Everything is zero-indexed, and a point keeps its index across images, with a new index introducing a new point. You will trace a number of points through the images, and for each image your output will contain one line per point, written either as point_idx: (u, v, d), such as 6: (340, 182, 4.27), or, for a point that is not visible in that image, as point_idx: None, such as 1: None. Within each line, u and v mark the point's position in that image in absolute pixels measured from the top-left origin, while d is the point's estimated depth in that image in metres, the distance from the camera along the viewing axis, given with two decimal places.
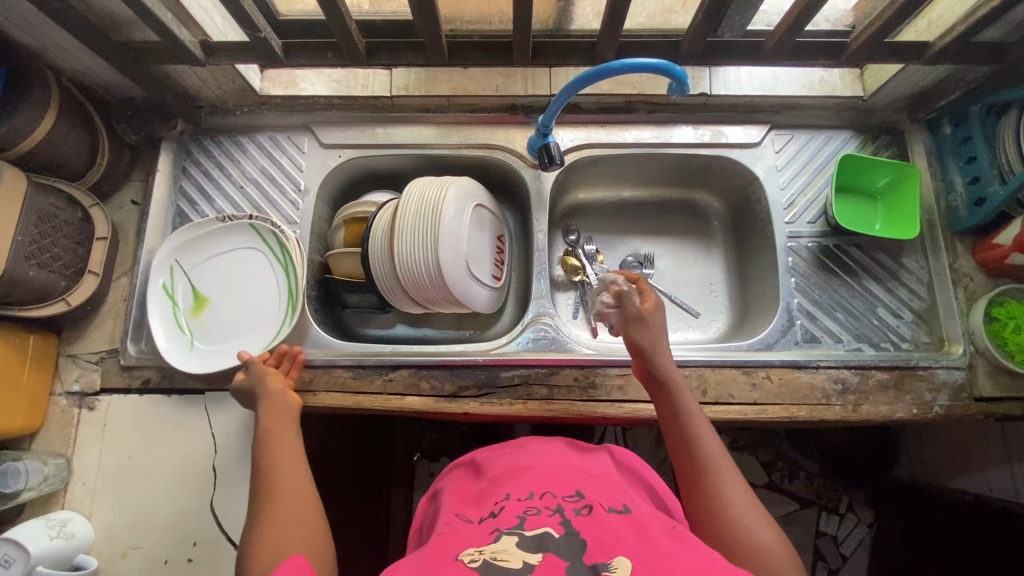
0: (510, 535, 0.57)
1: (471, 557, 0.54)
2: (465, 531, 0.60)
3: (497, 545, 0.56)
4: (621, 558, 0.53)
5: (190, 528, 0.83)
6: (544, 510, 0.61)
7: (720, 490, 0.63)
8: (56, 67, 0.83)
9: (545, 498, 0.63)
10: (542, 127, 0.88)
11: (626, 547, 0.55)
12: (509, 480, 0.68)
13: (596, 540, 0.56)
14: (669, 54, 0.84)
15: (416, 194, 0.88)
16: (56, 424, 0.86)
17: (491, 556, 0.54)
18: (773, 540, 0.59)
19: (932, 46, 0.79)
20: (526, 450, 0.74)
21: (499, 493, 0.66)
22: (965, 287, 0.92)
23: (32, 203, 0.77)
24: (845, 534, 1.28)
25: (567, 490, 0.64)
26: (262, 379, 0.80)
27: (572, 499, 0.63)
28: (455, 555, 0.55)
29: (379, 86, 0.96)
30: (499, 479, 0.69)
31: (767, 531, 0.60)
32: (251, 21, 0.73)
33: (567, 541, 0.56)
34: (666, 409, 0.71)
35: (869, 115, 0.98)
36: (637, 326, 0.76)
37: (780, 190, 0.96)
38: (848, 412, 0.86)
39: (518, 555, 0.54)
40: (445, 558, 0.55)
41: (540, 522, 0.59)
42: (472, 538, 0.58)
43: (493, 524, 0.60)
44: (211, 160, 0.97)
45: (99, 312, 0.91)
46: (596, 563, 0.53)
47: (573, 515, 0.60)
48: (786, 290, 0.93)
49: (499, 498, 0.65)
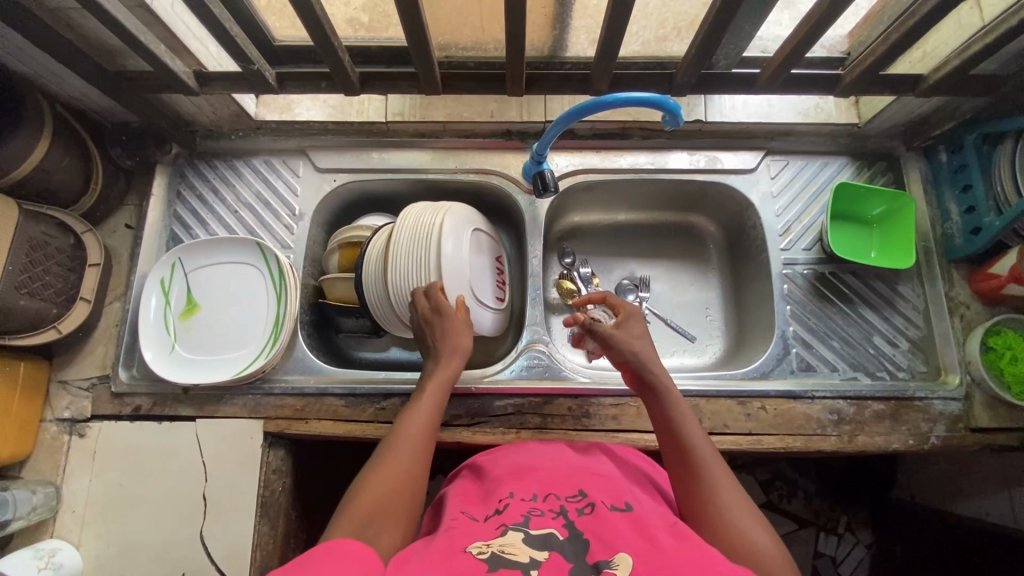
0: (516, 531, 0.56)
1: (479, 549, 0.53)
2: (468, 525, 0.58)
3: (504, 539, 0.55)
4: (622, 554, 0.53)
5: (179, 558, 0.82)
6: (548, 512, 0.59)
7: (713, 489, 0.62)
8: (50, 94, 0.83)
9: (548, 501, 0.61)
10: (537, 155, 0.88)
11: (630, 545, 0.54)
12: (511, 479, 0.66)
13: (599, 539, 0.55)
14: (662, 86, 0.84)
15: (410, 221, 0.88)
16: (46, 451, 0.85)
17: (499, 549, 0.53)
18: (767, 543, 0.57)
19: (926, 79, 0.79)
20: (528, 452, 0.72)
21: (504, 491, 0.63)
22: (961, 316, 0.91)
23: (23, 232, 0.77)
24: (845, 555, 1.26)
25: (569, 490, 0.63)
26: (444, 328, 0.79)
27: (574, 499, 0.62)
28: (463, 548, 0.54)
29: (374, 111, 0.97)
30: (501, 477, 0.67)
31: (763, 534, 0.58)
32: (244, 54, 0.73)
33: (571, 543, 0.55)
34: (657, 413, 0.71)
35: (865, 141, 0.98)
36: (616, 345, 0.78)
37: (775, 217, 0.96)
38: (843, 442, 0.85)
39: (525, 550, 0.53)
40: (453, 549, 0.53)
41: (544, 523, 0.57)
42: (476, 532, 0.57)
43: (498, 520, 0.58)
44: (206, 184, 0.97)
45: (90, 337, 0.91)
46: (599, 562, 0.53)
47: (576, 515, 0.59)
48: (781, 318, 0.93)
49: (504, 496, 0.63)
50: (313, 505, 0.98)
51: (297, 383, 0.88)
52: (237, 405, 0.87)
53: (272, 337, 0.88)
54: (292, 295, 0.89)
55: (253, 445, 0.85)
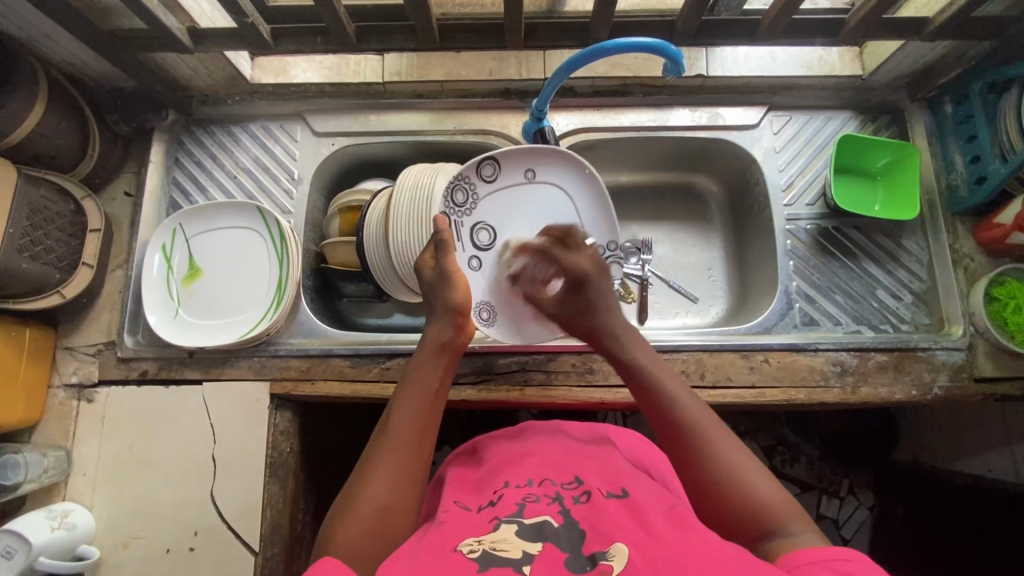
0: (510, 524, 0.57)
1: (470, 548, 0.54)
2: (464, 519, 0.60)
3: (495, 535, 0.55)
4: (619, 545, 0.52)
5: (191, 517, 0.83)
6: (543, 498, 0.62)
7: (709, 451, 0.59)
8: (44, 57, 0.82)
9: (543, 486, 0.64)
10: (536, 112, 0.87)
11: (623, 533, 0.54)
12: (508, 469, 0.69)
13: (595, 528, 0.56)
14: (662, 35, 0.82)
15: (410, 180, 0.86)
16: (55, 416, 0.86)
17: (490, 545, 0.54)
18: (769, 492, 0.56)
19: (932, 22, 0.77)
20: (524, 437, 0.76)
21: (498, 483, 0.67)
22: (965, 268, 0.91)
23: (23, 195, 0.76)
24: (846, 516, 1.28)
25: (565, 478, 0.65)
26: (435, 287, 0.74)
27: (571, 486, 0.63)
28: (453, 546, 0.54)
29: (370, 72, 0.95)
30: (498, 469, 0.70)
31: (768, 485, 0.57)
32: (238, 6, 0.72)
33: (566, 531, 0.56)
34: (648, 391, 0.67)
35: (869, 94, 0.97)
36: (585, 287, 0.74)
37: (779, 172, 0.95)
38: (847, 394, 0.85)
39: (517, 545, 0.54)
40: (443, 548, 0.53)
41: (538, 512, 0.59)
42: (471, 526, 0.58)
43: (492, 514, 0.60)
44: (203, 150, 0.96)
45: (94, 304, 0.91)
46: (595, 553, 0.52)
47: (572, 503, 0.60)
48: (784, 273, 0.93)
49: (497, 487, 0.66)
50: (320, 470, 0.98)
51: (301, 346, 0.88)
52: (242, 368, 0.87)
53: (275, 301, 0.88)
54: (293, 258, 0.89)
55: (260, 407, 0.86)
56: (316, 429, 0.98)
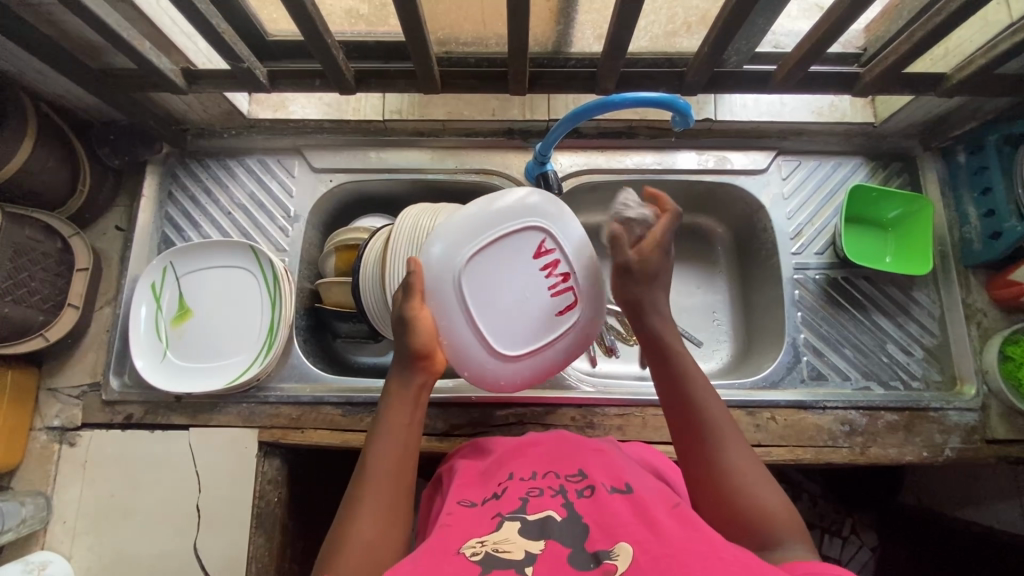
0: (512, 521, 0.53)
1: (471, 550, 0.49)
2: (466, 514, 0.56)
3: (498, 536, 0.51)
4: (623, 544, 0.48)
5: (173, 571, 0.80)
6: (547, 491, 0.57)
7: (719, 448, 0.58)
8: (36, 93, 0.80)
9: (546, 479, 0.59)
10: (541, 156, 0.85)
11: (629, 531, 0.49)
12: (512, 460, 0.65)
13: (600, 525, 0.51)
14: (672, 84, 0.80)
15: (410, 219, 0.82)
16: (36, 460, 0.83)
17: (493, 547, 0.49)
18: (773, 502, 0.53)
19: (950, 78, 0.75)
20: (527, 433, 0.72)
21: (502, 475, 0.62)
22: (978, 323, 0.88)
23: (7, 236, 0.74)
24: (848, 558, 1.10)
25: (568, 470, 0.61)
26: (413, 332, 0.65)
27: (574, 479, 0.59)
28: (456, 547, 0.50)
29: (371, 110, 0.94)
30: (502, 461, 0.66)
31: (772, 495, 0.54)
32: (233, 51, 0.70)
33: (569, 525, 0.52)
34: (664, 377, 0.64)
35: (881, 140, 0.94)
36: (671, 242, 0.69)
37: (787, 219, 0.93)
38: (856, 455, 0.83)
39: (520, 546, 0.50)
40: (446, 551, 0.49)
41: (542, 506, 0.55)
42: (473, 526, 0.53)
43: (495, 508, 0.56)
44: (198, 185, 0.94)
45: (80, 344, 0.88)
46: (599, 550, 0.48)
47: (576, 497, 0.56)
48: (791, 324, 0.90)
49: (501, 480, 0.61)
50: (307, 516, 0.95)
51: (291, 392, 0.85)
52: (231, 415, 0.85)
53: (266, 344, 0.86)
54: (287, 301, 0.86)
55: (248, 455, 0.83)
56: (304, 473, 0.95)
